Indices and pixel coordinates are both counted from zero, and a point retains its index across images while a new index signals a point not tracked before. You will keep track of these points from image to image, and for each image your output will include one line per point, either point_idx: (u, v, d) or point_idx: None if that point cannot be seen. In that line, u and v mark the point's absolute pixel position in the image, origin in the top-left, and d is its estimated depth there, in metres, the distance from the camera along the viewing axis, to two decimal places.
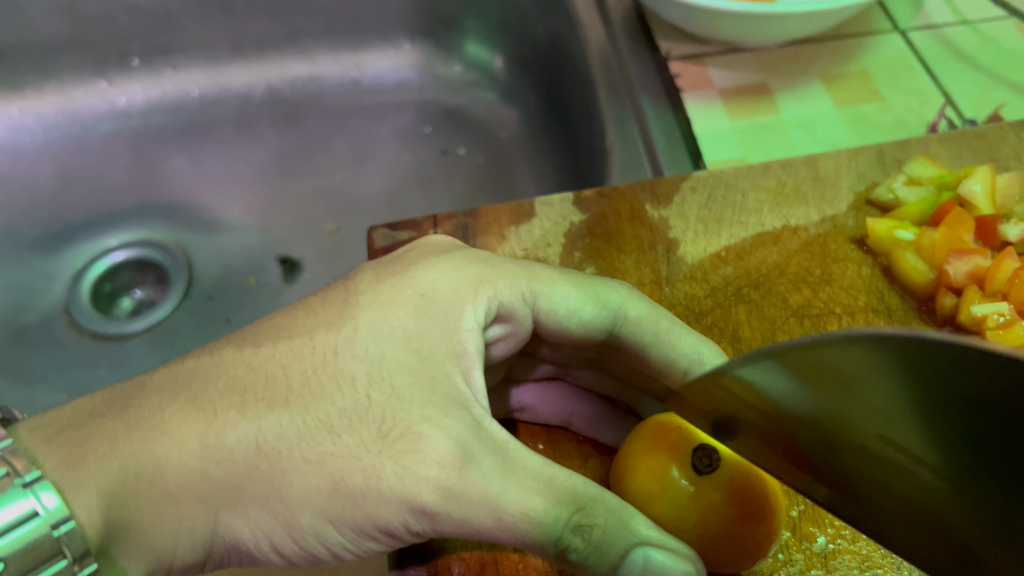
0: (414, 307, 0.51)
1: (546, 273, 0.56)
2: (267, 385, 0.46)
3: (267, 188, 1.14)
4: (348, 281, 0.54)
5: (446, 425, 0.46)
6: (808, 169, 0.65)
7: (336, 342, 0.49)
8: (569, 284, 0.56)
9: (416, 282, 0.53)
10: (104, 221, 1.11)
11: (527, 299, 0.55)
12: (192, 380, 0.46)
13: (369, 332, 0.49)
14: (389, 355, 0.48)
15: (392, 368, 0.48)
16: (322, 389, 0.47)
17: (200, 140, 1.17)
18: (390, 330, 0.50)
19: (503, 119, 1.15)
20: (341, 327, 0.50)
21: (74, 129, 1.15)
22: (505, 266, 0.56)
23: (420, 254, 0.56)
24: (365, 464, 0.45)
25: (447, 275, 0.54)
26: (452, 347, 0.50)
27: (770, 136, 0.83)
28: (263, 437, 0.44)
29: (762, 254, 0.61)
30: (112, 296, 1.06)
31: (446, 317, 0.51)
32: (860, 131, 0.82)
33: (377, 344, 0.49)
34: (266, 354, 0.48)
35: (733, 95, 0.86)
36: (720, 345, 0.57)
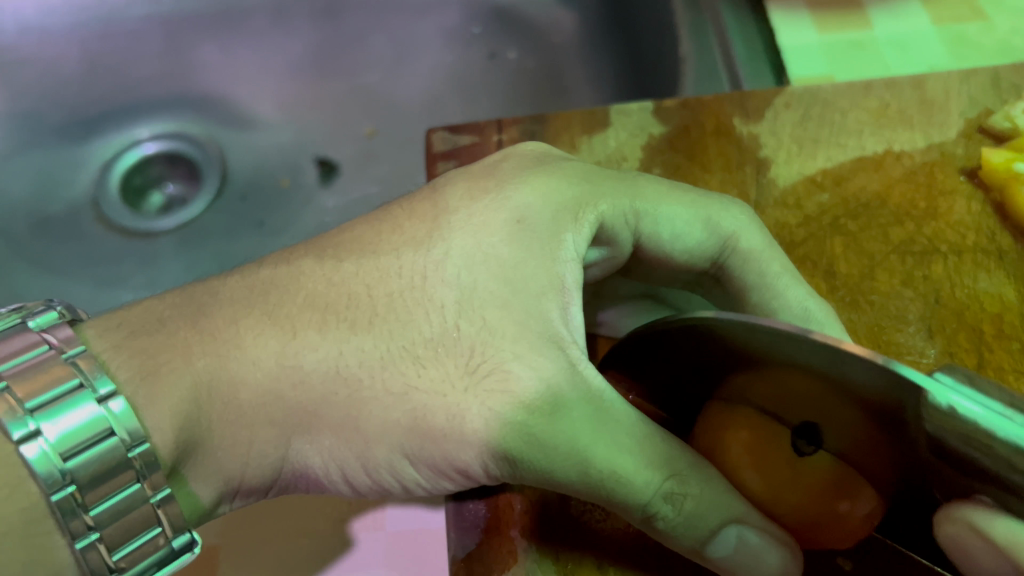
0: (508, 230, 0.46)
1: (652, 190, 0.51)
2: (350, 304, 0.43)
3: (305, 84, 1.08)
4: (444, 187, 0.50)
5: (538, 367, 0.42)
6: (914, 91, 0.60)
7: (425, 265, 0.45)
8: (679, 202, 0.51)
9: (513, 201, 0.48)
10: (133, 110, 1.06)
11: (629, 224, 0.50)
12: (268, 293, 0.43)
13: (461, 257, 0.45)
14: (480, 283, 0.44)
15: (481, 298, 0.44)
16: (407, 322, 0.43)
17: (234, 29, 1.08)
18: (483, 257, 0.45)
19: (559, 22, 1.07)
20: (431, 248, 0.45)
21: (103, 12, 1.03)
22: (607, 185, 0.50)
23: (524, 163, 0.51)
24: (449, 402, 0.41)
25: (545, 196, 0.48)
26: (552, 280, 0.45)
27: (860, 54, 0.76)
28: (344, 363, 0.41)
29: (861, 180, 0.56)
30: (142, 190, 1.03)
31: (543, 244, 0.46)
32: (958, 53, 0.75)
33: (469, 271, 0.44)
34: (348, 271, 0.44)
35: (820, 6, 0.79)
36: (812, 280, 0.52)
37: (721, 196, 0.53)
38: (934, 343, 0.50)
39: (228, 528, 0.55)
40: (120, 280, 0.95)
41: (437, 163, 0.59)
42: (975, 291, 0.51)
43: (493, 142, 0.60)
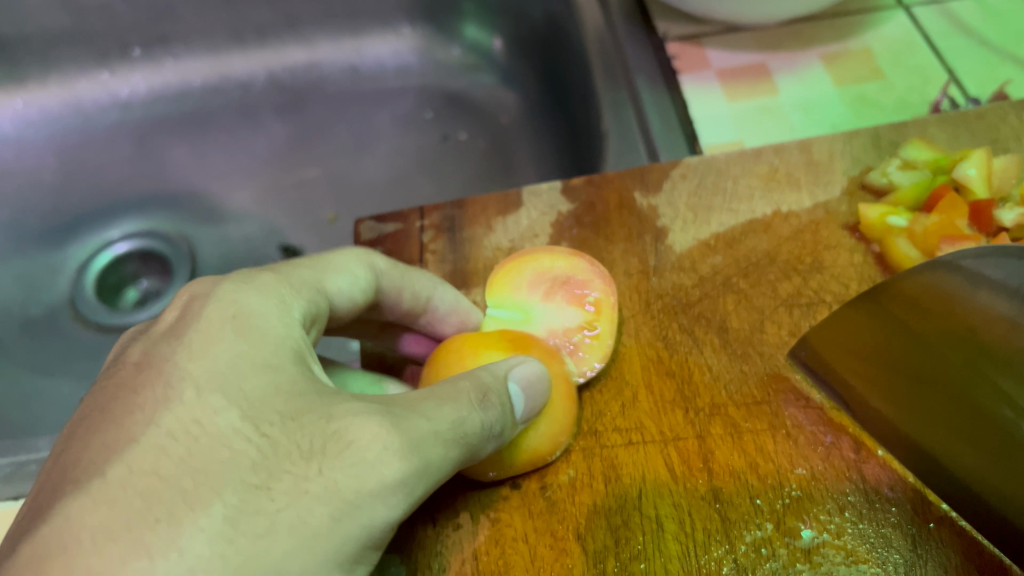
0: (233, 318, 0.44)
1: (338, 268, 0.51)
2: (149, 499, 0.36)
3: (269, 175, 1.13)
4: (140, 357, 0.44)
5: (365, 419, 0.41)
6: (802, 154, 0.64)
7: (175, 427, 0.39)
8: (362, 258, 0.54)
9: (220, 314, 0.44)
10: (108, 213, 1.12)
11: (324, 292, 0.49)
12: (49, 565, 0.34)
13: (212, 385, 0.41)
14: (250, 377, 0.41)
15: (260, 394, 0.41)
16: (204, 465, 0.38)
17: (201, 129, 1.17)
18: (232, 365, 0.42)
19: (505, 102, 1.13)
20: (168, 395, 0.40)
21: (77, 120, 1.17)
22: (291, 275, 0.48)
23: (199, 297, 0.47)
24: (313, 488, 0.38)
25: (252, 295, 0.45)
26: (297, 341, 0.44)
27: (768, 118, 0.81)
28: (200, 548, 0.35)
29: (752, 241, 0.60)
30: (118, 287, 1.07)
31: (276, 326, 0.44)
32: (859, 110, 0.81)
33: (228, 385, 0.41)
34: (119, 474, 0.37)
35: (730, 77, 0.85)
36: (705, 336, 0.56)
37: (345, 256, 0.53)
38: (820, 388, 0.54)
39: None
40: (97, 376, 0.97)
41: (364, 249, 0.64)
42: None
43: (416, 227, 0.65)
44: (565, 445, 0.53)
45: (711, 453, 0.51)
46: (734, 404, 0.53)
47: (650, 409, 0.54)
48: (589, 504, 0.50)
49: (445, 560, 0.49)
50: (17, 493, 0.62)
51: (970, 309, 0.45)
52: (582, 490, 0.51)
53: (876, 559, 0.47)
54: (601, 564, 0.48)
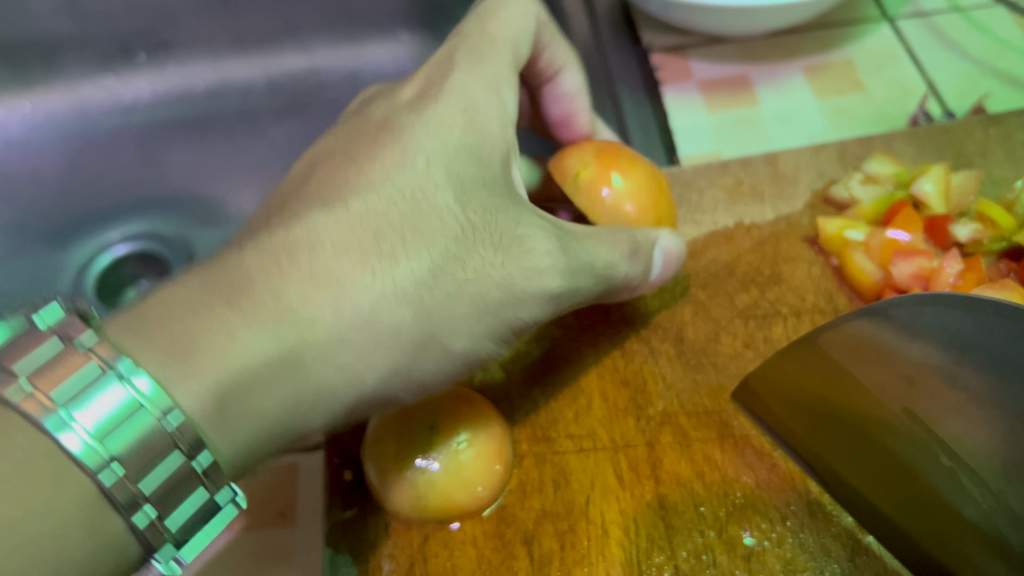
0: (460, 114, 0.53)
1: (497, 57, 0.57)
2: (328, 275, 0.45)
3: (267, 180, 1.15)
4: (360, 138, 0.53)
5: (537, 229, 0.52)
6: (767, 167, 0.65)
7: (360, 224, 0.47)
8: (501, 30, 0.58)
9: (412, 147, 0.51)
10: (109, 215, 1.14)
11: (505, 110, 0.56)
12: (244, 281, 0.42)
13: (390, 197, 0.49)
14: (459, 166, 0.52)
15: (472, 190, 0.51)
16: (425, 245, 0.48)
17: (202, 132, 1.19)
18: (413, 187, 0.50)
19: None
20: (397, 177, 0.50)
21: (81, 123, 1.19)
22: (502, 90, 0.56)
23: (412, 94, 0.55)
24: (443, 306, 0.48)
25: (474, 96, 0.54)
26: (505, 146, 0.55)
27: (748, 130, 0.82)
28: (352, 316, 0.45)
29: (713, 253, 0.61)
30: (117, 288, 1.09)
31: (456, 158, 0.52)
32: (838, 123, 0.81)
33: (461, 193, 0.51)
34: (311, 240, 0.45)
35: (712, 88, 0.85)
36: (662, 345, 0.58)
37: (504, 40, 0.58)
38: None
39: None
40: None
41: None
42: None
43: None
44: (517, 450, 0.55)
45: (660, 461, 0.54)
46: (686, 412, 0.56)
47: (602, 416, 0.56)
48: (539, 508, 0.53)
49: (391, 558, 0.52)
50: None
51: (906, 363, 0.45)
52: (531, 495, 0.53)
53: (814, 568, 0.51)
54: (546, 567, 0.51)
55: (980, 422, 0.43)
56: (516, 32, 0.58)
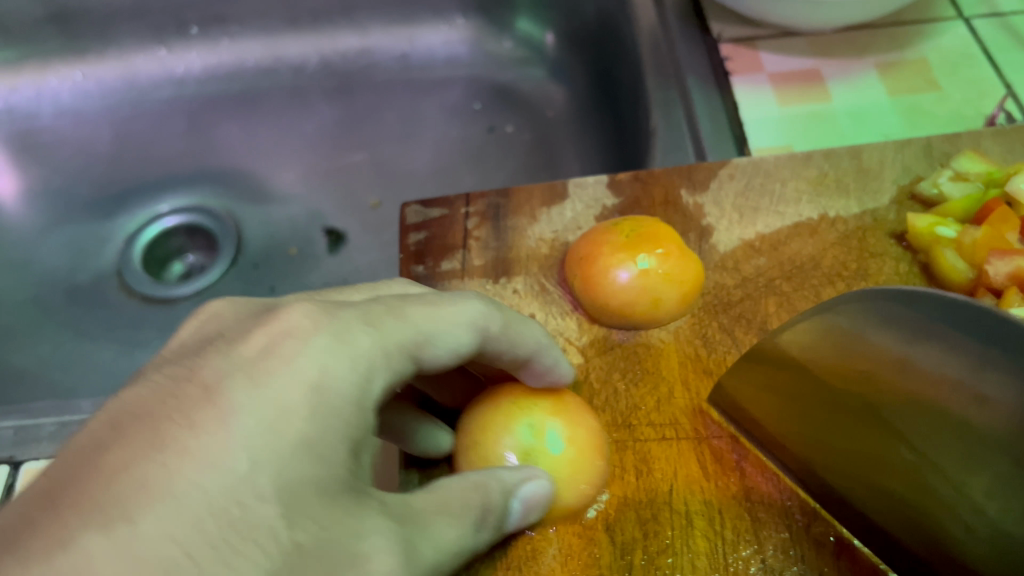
0: (293, 378, 0.37)
1: (395, 323, 0.43)
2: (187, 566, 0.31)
3: (314, 159, 1.15)
4: (154, 393, 0.36)
5: (378, 533, 0.37)
6: (852, 160, 0.64)
7: (224, 449, 0.34)
8: (431, 303, 0.46)
9: (314, 347, 0.39)
10: (156, 187, 1.14)
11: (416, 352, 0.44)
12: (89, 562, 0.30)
13: (276, 415, 0.36)
14: (297, 442, 0.36)
15: (300, 484, 0.35)
16: (311, 510, 0.35)
17: (252, 107, 1.19)
18: (305, 410, 0.37)
19: (552, 97, 1.12)
20: (195, 454, 0.34)
21: (132, 95, 1.19)
22: (362, 339, 0.41)
23: (254, 324, 0.41)
24: None
25: (312, 356, 0.39)
26: (357, 405, 0.39)
27: (819, 124, 0.81)
28: None
29: (797, 245, 0.61)
30: (164, 260, 1.10)
31: (368, 371, 0.41)
32: (912, 121, 0.80)
33: (363, 397, 0.40)
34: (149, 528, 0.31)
35: (782, 80, 0.84)
36: (744, 336, 0.57)
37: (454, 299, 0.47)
38: None
39: None
40: (138, 345, 0.99)
41: (409, 232, 0.65)
42: None
43: (461, 214, 0.66)
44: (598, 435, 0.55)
45: (744, 455, 0.54)
46: None
47: (685, 406, 0.56)
48: (620, 496, 0.52)
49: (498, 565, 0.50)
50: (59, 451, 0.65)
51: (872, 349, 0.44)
52: (612, 481, 0.53)
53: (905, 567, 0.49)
54: (631, 556, 0.50)
55: (960, 401, 0.40)
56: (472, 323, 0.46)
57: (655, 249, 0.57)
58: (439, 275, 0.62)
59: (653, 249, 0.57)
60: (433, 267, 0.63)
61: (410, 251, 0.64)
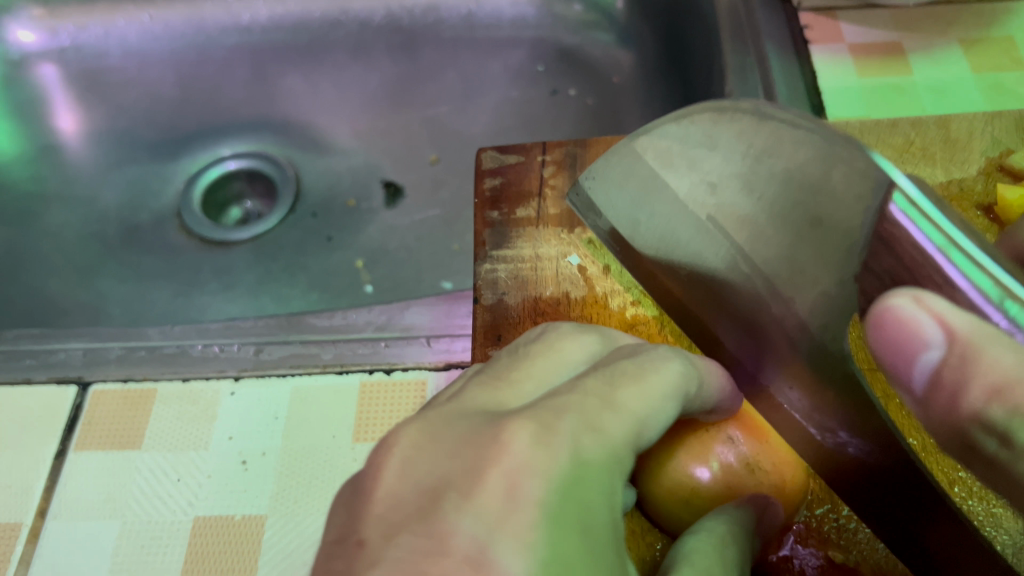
0: (540, 519, 0.32)
1: (612, 424, 0.38)
2: None
3: (374, 114, 1.14)
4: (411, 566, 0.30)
5: None
6: (939, 130, 0.63)
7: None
8: (632, 381, 0.40)
9: (556, 451, 0.35)
10: (218, 132, 1.14)
11: (642, 426, 0.39)
12: None
13: (548, 527, 0.32)
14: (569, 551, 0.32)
15: None
16: None
17: (316, 58, 1.18)
18: (565, 510, 0.33)
19: (619, 62, 1.11)
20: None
21: (198, 40, 1.18)
22: (591, 438, 0.36)
23: (466, 455, 0.34)
24: None
25: (551, 485, 0.33)
26: (614, 528, 0.35)
27: (899, 97, 0.79)
28: None
29: None
30: (223, 204, 1.11)
31: (607, 470, 0.36)
32: (995, 98, 0.78)
33: (611, 492, 0.36)
34: None
35: (862, 52, 0.83)
36: None
37: (659, 354, 0.42)
38: None
39: (277, 500, 0.59)
40: (195, 288, 1.00)
41: (485, 177, 0.66)
42: None
43: (537, 162, 0.66)
44: None
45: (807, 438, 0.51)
46: None
47: None
48: None
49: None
50: (127, 374, 0.66)
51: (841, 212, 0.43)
52: None
53: None
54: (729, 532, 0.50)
55: None
56: (682, 372, 0.42)
57: None
58: (514, 222, 0.63)
59: None
60: (508, 213, 0.64)
61: (486, 195, 0.65)
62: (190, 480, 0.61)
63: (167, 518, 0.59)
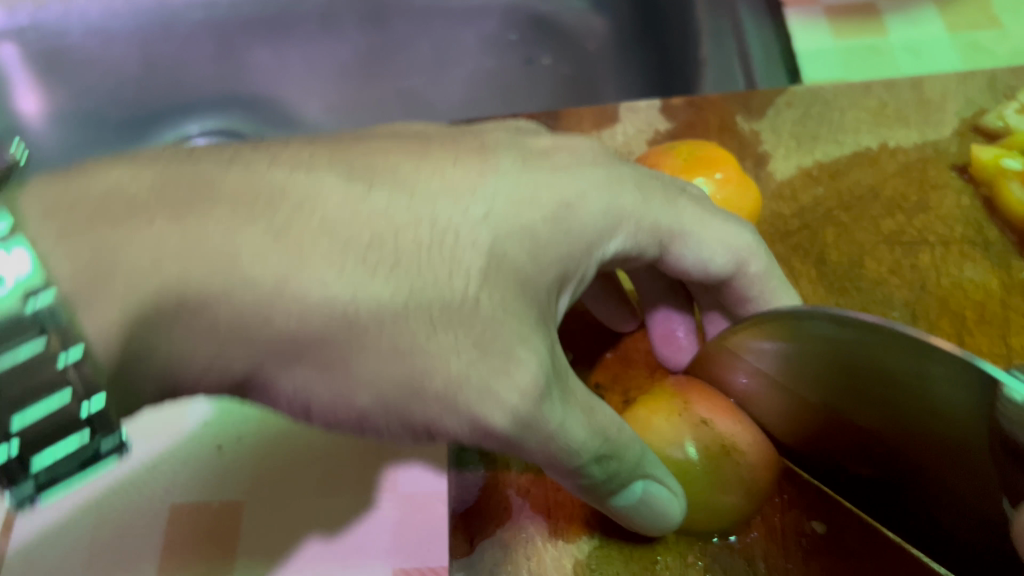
0: (476, 226, 0.42)
1: (593, 178, 0.47)
2: None
3: (347, 89, 1.12)
4: (300, 328, 0.37)
5: (534, 357, 0.40)
6: (912, 92, 0.65)
7: (452, 223, 0.41)
8: (586, 185, 0.46)
9: (516, 181, 0.45)
10: (184, 109, 1.12)
11: (626, 218, 0.48)
12: None
13: (480, 193, 0.43)
14: (497, 248, 0.42)
15: (505, 270, 0.41)
16: (497, 325, 0.39)
17: (285, 31, 1.14)
18: (519, 222, 0.43)
19: (593, 29, 1.09)
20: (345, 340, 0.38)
21: (163, 16, 1.13)
22: (573, 189, 0.46)
23: (429, 198, 0.42)
24: (450, 372, 0.38)
25: (490, 201, 0.43)
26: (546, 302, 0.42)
27: (875, 58, 0.79)
28: None
29: (856, 175, 0.62)
30: None
31: (558, 220, 0.44)
32: (971, 58, 0.77)
33: (545, 254, 0.43)
34: None
35: (839, 13, 0.82)
36: (804, 266, 0.58)
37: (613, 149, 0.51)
38: (916, 325, 0.55)
39: (256, 484, 0.57)
40: None
41: None
42: (959, 278, 0.57)
43: None
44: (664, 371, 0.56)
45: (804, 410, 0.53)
46: None
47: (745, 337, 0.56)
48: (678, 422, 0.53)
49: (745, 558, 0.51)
50: None
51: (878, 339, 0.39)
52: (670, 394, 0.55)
53: None
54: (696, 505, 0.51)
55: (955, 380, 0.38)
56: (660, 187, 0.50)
57: (713, 174, 0.56)
58: None
59: (712, 174, 0.56)
60: None
61: None
62: (164, 468, 0.58)
63: (142, 506, 0.57)
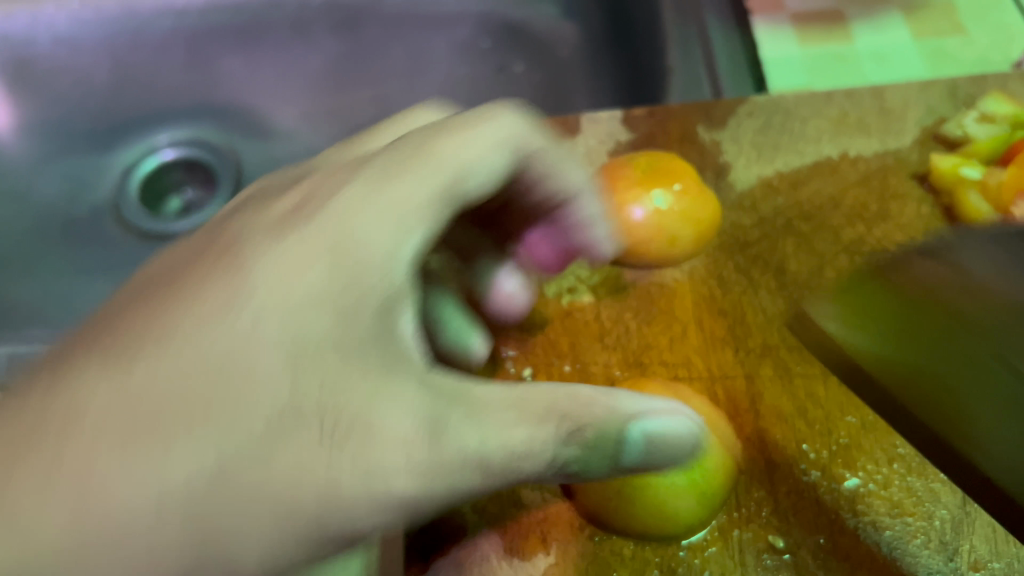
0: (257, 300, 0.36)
1: (360, 221, 0.39)
2: None
3: (318, 97, 1.11)
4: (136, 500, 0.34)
5: (405, 398, 0.36)
6: (875, 100, 0.67)
7: (191, 333, 0.35)
8: (368, 212, 0.40)
9: (299, 243, 0.39)
10: (153, 120, 1.11)
11: (391, 205, 0.40)
12: None
13: (269, 282, 0.37)
14: (303, 321, 0.36)
15: (320, 343, 0.36)
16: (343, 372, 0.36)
17: (256, 40, 1.12)
18: (295, 288, 0.37)
19: (563, 36, 1.08)
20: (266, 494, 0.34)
21: (131, 25, 1.12)
22: (363, 217, 0.40)
23: (203, 325, 0.36)
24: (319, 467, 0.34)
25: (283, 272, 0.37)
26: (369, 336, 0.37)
27: (841, 65, 0.79)
28: None
29: (816, 184, 0.64)
30: (162, 194, 1.07)
31: (347, 261, 0.38)
32: (936, 65, 0.77)
33: (396, 251, 0.39)
34: None
35: (804, 19, 0.81)
36: (764, 277, 0.62)
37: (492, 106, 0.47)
38: None
39: None
40: None
41: None
42: None
43: None
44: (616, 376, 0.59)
45: (758, 395, 0.58)
46: (786, 346, 0.60)
47: (699, 346, 0.60)
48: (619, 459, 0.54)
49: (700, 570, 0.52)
50: None
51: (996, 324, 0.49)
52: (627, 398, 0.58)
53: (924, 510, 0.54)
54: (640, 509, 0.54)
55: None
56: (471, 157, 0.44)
57: (669, 187, 0.61)
58: None
59: (669, 187, 0.61)
60: None
61: None
62: None
63: None
